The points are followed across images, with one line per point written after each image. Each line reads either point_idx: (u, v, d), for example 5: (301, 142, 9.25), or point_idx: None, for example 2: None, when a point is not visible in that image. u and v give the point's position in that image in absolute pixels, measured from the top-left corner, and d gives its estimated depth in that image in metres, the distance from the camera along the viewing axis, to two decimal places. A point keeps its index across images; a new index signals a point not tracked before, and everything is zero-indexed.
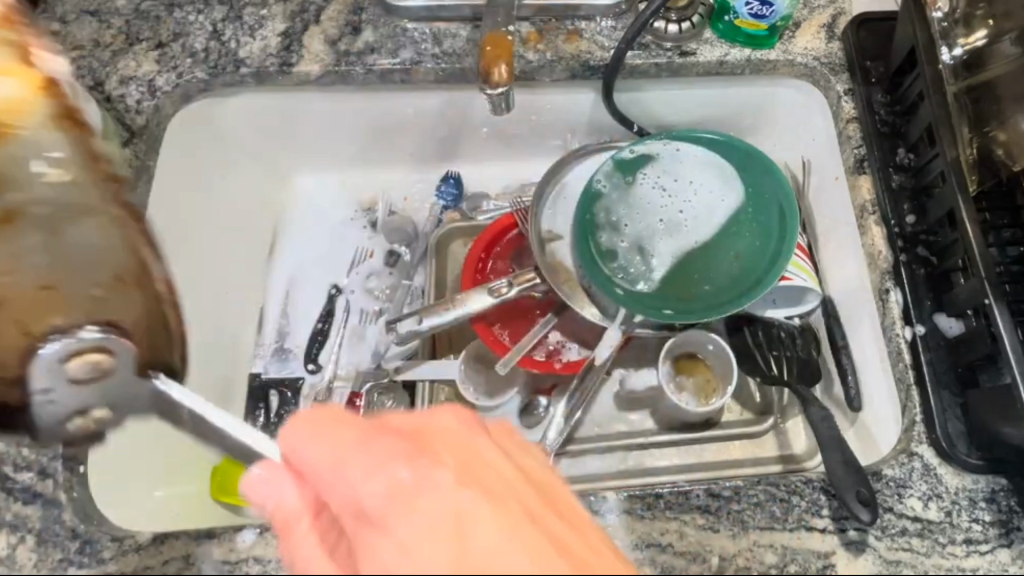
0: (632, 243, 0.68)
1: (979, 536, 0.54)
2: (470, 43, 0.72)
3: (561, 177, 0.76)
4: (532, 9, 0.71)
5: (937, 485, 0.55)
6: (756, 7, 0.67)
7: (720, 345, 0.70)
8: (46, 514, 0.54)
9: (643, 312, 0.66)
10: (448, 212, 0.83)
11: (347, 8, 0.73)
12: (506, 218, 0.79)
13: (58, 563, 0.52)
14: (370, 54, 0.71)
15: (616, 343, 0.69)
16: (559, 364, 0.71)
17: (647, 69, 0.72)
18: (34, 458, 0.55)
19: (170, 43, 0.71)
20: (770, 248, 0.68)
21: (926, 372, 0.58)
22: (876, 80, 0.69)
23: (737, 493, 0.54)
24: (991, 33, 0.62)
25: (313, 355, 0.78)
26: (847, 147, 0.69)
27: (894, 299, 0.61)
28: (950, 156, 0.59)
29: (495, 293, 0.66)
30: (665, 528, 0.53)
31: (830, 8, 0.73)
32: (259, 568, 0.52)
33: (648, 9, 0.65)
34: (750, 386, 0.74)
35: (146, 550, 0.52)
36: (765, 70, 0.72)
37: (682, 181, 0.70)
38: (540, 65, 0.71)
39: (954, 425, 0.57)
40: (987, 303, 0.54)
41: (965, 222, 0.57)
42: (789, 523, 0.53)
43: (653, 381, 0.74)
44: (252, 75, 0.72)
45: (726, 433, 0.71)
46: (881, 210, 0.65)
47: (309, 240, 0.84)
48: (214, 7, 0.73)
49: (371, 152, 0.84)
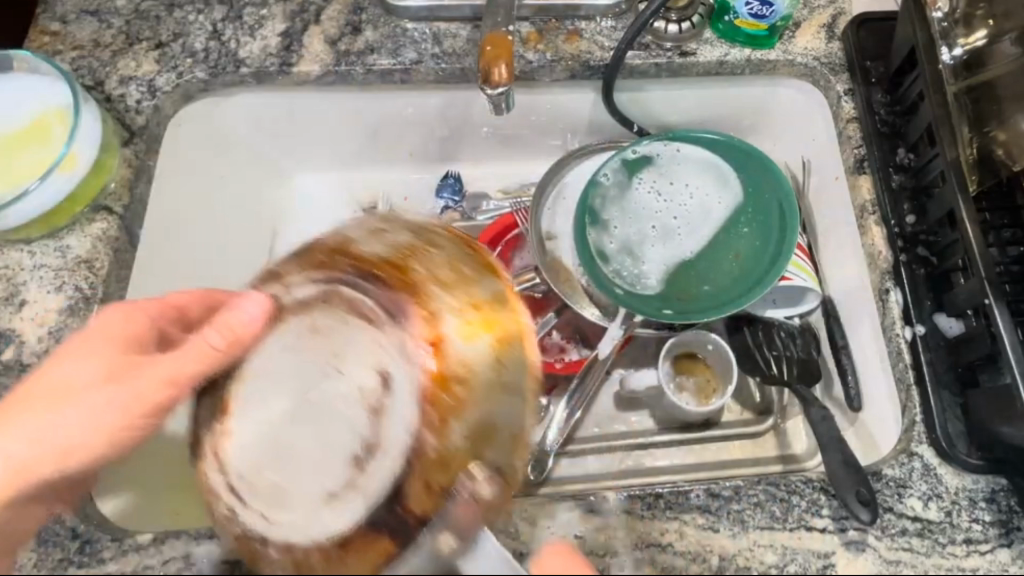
0: (630, 243, 0.69)
1: (979, 536, 0.54)
2: (470, 43, 0.72)
3: (561, 178, 0.76)
4: (532, 9, 0.71)
5: (937, 485, 0.55)
6: (756, 7, 0.67)
7: (720, 345, 0.71)
8: (46, 513, 0.54)
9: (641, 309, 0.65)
10: (448, 211, 0.84)
11: (347, 8, 0.73)
12: (506, 218, 0.80)
13: (58, 563, 0.53)
14: (370, 54, 0.71)
15: (617, 341, 0.69)
16: (559, 364, 0.72)
17: (647, 69, 0.72)
18: None
19: (171, 44, 0.72)
20: (770, 250, 0.67)
21: (927, 372, 0.58)
22: (876, 80, 0.69)
23: (738, 493, 0.54)
24: (991, 33, 0.62)
25: None
26: (847, 147, 0.69)
27: (894, 299, 0.61)
28: (950, 156, 0.59)
29: None
30: (664, 528, 0.53)
31: (830, 8, 0.73)
32: None
33: (647, 9, 0.64)
34: (750, 386, 0.74)
35: (146, 550, 0.52)
36: (765, 70, 0.72)
37: (680, 183, 0.71)
38: (539, 65, 0.71)
39: (956, 425, 0.56)
40: (987, 303, 0.54)
41: (965, 222, 0.57)
42: (789, 523, 0.53)
43: (653, 381, 0.70)
44: (252, 75, 0.72)
45: (726, 433, 0.71)
46: (881, 210, 0.65)
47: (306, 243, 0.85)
48: (213, 7, 0.74)
49: (373, 152, 0.85)
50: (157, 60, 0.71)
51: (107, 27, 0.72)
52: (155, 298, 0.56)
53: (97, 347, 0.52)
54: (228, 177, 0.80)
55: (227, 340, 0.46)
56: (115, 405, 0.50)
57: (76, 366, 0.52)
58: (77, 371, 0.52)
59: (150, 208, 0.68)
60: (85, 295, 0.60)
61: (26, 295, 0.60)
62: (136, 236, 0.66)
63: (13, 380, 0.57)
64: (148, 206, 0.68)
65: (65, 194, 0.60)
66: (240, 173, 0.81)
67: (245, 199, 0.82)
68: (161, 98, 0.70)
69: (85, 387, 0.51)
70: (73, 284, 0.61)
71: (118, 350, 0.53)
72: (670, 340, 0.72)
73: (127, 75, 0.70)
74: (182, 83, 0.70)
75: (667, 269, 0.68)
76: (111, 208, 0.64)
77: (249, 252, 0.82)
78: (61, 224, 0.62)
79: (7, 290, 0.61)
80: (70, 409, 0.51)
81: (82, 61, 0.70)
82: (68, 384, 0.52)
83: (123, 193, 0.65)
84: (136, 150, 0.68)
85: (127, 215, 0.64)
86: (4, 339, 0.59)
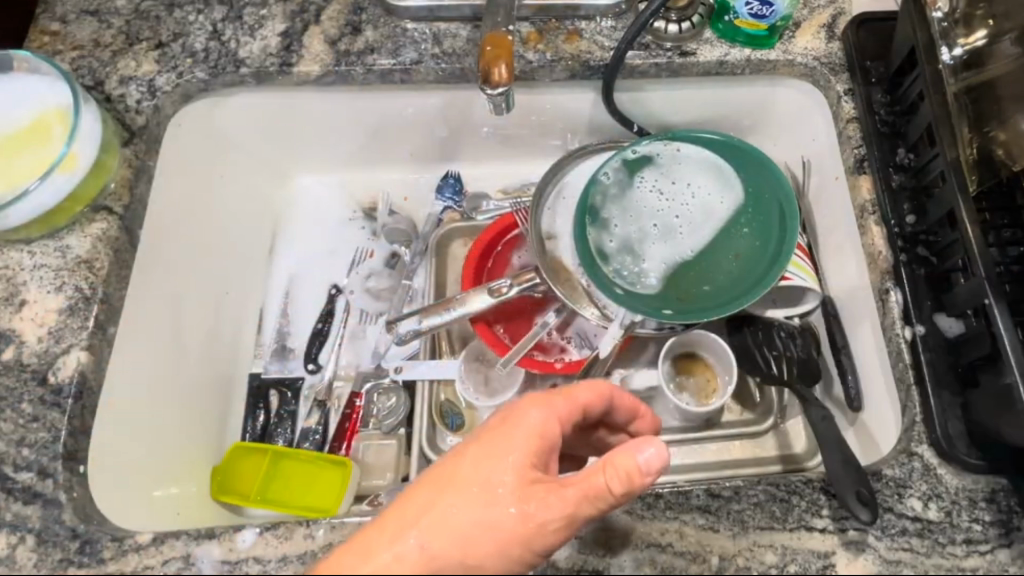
0: (630, 242, 0.68)
1: (979, 536, 0.53)
2: (470, 43, 0.72)
3: (561, 178, 0.76)
4: (532, 10, 0.71)
5: (936, 485, 0.55)
6: (756, 7, 0.67)
7: (720, 345, 0.70)
8: (46, 514, 0.53)
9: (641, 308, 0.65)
10: (448, 212, 0.84)
11: (347, 8, 0.74)
12: (506, 218, 0.79)
13: (58, 563, 0.52)
14: (370, 54, 0.71)
15: (617, 339, 0.69)
16: (559, 364, 0.71)
17: (647, 69, 0.72)
18: (34, 458, 0.55)
19: (171, 44, 0.72)
20: (771, 249, 0.67)
21: (927, 372, 0.58)
22: (876, 80, 0.69)
23: (737, 493, 0.55)
24: (991, 33, 0.62)
25: (313, 354, 0.78)
26: (847, 148, 0.69)
27: (894, 299, 0.61)
28: (951, 156, 0.59)
29: (495, 293, 0.67)
30: (664, 528, 0.53)
31: (830, 9, 0.74)
32: (258, 568, 0.52)
33: (647, 9, 0.64)
34: (750, 385, 0.74)
35: (147, 550, 0.52)
36: (765, 70, 0.72)
37: (680, 183, 0.71)
38: (539, 65, 0.71)
39: (956, 425, 0.56)
40: (987, 303, 0.54)
41: (965, 223, 0.57)
42: (789, 523, 0.53)
43: None
44: (252, 75, 0.72)
45: (727, 433, 0.71)
46: (881, 210, 0.65)
47: (306, 242, 0.85)
48: (214, 7, 0.74)
49: (372, 152, 0.85)
50: (157, 60, 0.71)
51: (107, 27, 0.72)
52: (569, 395, 0.48)
53: (506, 447, 0.45)
54: (228, 178, 0.80)
55: (538, 442, 0.45)
56: (492, 529, 0.42)
57: (483, 465, 0.44)
58: (497, 476, 0.44)
59: (151, 208, 0.68)
60: (85, 295, 0.60)
61: (25, 295, 0.60)
62: (136, 237, 0.66)
63: (13, 380, 0.57)
64: (149, 206, 0.68)
65: (64, 194, 0.60)
66: (240, 173, 0.81)
67: (246, 200, 0.82)
68: (160, 98, 0.70)
69: (463, 484, 0.44)
70: (73, 285, 0.61)
71: (526, 466, 0.44)
72: (670, 340, 0.72)
73: (126, 75, 0.70)
74: (182, 83, 0.70)
75: (667, 269, 0.68)
76: (111, 209, 0.64)
77: (250, 252, 0.82)
78: (61, 224, 0.62)
79: (7, 290, 0.61)
80: (418, 515, 0.43)
81: (82, 61, 0.70)
82: (461, 480, 0.44)
83: (123, 193, 0.65)
84: (136, 151, 0.67)
85: (127, 215, 0.64)
86: (4, 339, 0.59)
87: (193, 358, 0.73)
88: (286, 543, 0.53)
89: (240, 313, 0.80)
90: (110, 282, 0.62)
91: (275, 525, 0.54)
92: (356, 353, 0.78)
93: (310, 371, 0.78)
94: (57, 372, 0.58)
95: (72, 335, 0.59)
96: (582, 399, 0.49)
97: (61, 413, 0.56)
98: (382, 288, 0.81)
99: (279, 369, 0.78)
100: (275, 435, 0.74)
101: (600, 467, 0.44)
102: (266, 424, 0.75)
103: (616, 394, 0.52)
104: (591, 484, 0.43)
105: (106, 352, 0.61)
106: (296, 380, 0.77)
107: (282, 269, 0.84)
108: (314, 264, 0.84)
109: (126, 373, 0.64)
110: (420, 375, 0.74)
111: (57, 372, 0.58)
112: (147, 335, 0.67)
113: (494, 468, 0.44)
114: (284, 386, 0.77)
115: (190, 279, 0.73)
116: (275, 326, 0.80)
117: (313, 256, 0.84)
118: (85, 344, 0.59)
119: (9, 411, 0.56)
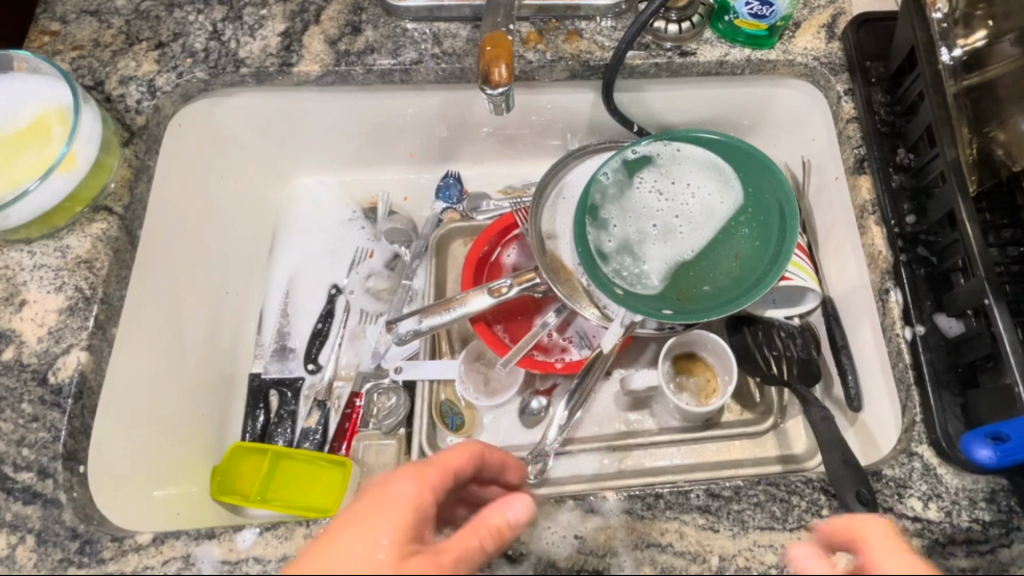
0: (630, 242, 0.68)
1: (979, 536, 0.53)
2: (470, 43, 0.72)
3: (561, 178, 0.76)
4: (531, 10, 0.71)
5: (937, 485, 0.55)
6: (756, 7, 0.66)
7: (719, 345, 0.70)
8: (46, 514, 0.53)
9: (642, 309, 0.65)
10: (448, 211, 0.85)
11: (347, 8, 0.74)
12: (506, 218, 0.79)
13: (57, 564, 0.52)
14: (370, 54, 0.71)
15: (617, 340, 0.68)
16: (559, 364, 0.71)
17: (647, 69, 0.72)
18: (34, 458, 0.55)
19: (170, 43, 0.72)
20: (774, 245, 0.67)
21: (927, 372, 0.58)
22: (876, 80, 0.69)
23: (737, 493, 0.55)
24: (991, 34, 0.62)
25: (313, 355, 0.79)
26: (847, 148, 0.69)
27: (894, 300, 0.61)
28: (951, 156, 0.59)
29: (495, 293, 0.67)
30: (664, 528, 0.53)
31: (830, 9, 0.74)
32: (259, 568, 0.52)
33: (647, 9, 0.64)
34: (750, 386, 0.75)
35: (146, 550, 0.52)
36: (765, 70, 0.73)
37: (680, 182, 0.71)
38: (539, 64, 0.71)
39: (956, 425, 0.56)
40: (987, 303, 0.54)
41: (965, 222, 0.57)
42: (789, 523, 0.53)
43: (653, 380, 0.69)
44: (252, 75, 0.71)
45: (727, 433, 0.71)
46: (881, 210, 0.65)
47: (307, 242, 0.85)
48: (214, 7, 0.74)
49: (372, 151, 0.85)
50: (157, 60, 0.71)
51: (107, 27, 0.72)
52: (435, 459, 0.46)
53: (376, 517, 0.41)
54: (228, 180, 0.80)
55: (412, 506, 0.42)
56: None
57: (357, 543, 0.40)
58: (374, 553, 0.39)
59: (151, 208, 0.68)
60: (85, 295, 0.60)
61: (25, 296, 0.60)
62: (136, 237, 0.66)
63: (13, 380, 0.57)
64: (149, 206, 0.68)
65: (63, 195, 0.60)
66: (240, 175, 0.82)
67: (246, 201, 0.83)
68: (160, 99, 0.69)
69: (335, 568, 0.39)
70: (73, 285, 0.61)
71: (402, 538, 0.41)
72: (670, 340, 0.72)
73: (126, 76, 0.70)
74: (182, 83, 0.70)
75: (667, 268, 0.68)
76: (111, 208, 0.64)
77: (250, 252, 0.82)
78: (61, 224, 0.62)
79: (7, 290, 0.61)
80: None
81: (82, 61, 0.70)
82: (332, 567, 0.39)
83: (123, 192, 0.65)
84: (136, 151, 0.67)
85: (126, 215, 0.64)
86: (3, 339, 0.59)
87: (194, 359, 0.73)
88: (287, 543, 0.53)
89: (240, 313, 0.80)
90: (110, 282, 0.62)
91: (274, 526, 0.54)
92: (357, 353, 0.78)
93: (310, 371, 0.78)
94: (57, 373, 0.57)
95: (72, 335, 0.59)
96: (451, 465, 0.46)
97: (62, 413, 0.56)
98: (382, 288, 0.82)
99: (279, 370, 0.78)
100: (275, 436, 0.74)
101: (473, 528, 0.42)
102: (266, 424, 0.75)
103: (485, 453, 0.51)
104: (464, 545, 0.41)
105: (106, 352, 0.61)
106: (295, 379, 0.77)
107: (283, 268, 0.84)
108: (315, 264, 0.84)
109: (124, 376, 0.63)
110: (421, 375, 0.74)
111: (57, 373, 0.57)
112: (148, 334, 0.67)
113: (367, 542, 0.40)
114: (285, 387, 0.77)
115: (189, 279, 0.73)
116: (275, 326, 0.81)
117: (313, 256, 0.84)
118: (84, 344, 0.59)
119: (9, 411, 0.56)
